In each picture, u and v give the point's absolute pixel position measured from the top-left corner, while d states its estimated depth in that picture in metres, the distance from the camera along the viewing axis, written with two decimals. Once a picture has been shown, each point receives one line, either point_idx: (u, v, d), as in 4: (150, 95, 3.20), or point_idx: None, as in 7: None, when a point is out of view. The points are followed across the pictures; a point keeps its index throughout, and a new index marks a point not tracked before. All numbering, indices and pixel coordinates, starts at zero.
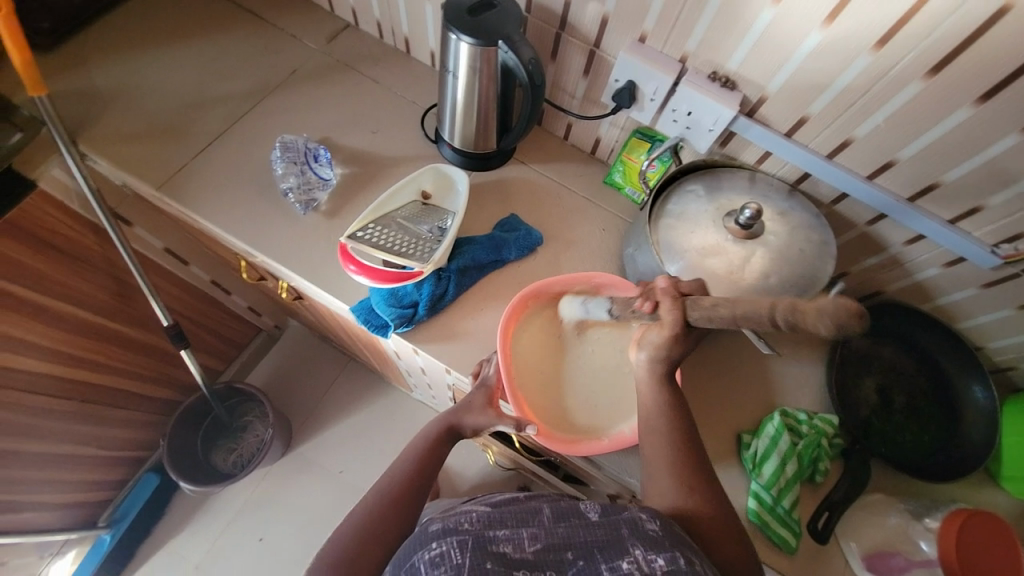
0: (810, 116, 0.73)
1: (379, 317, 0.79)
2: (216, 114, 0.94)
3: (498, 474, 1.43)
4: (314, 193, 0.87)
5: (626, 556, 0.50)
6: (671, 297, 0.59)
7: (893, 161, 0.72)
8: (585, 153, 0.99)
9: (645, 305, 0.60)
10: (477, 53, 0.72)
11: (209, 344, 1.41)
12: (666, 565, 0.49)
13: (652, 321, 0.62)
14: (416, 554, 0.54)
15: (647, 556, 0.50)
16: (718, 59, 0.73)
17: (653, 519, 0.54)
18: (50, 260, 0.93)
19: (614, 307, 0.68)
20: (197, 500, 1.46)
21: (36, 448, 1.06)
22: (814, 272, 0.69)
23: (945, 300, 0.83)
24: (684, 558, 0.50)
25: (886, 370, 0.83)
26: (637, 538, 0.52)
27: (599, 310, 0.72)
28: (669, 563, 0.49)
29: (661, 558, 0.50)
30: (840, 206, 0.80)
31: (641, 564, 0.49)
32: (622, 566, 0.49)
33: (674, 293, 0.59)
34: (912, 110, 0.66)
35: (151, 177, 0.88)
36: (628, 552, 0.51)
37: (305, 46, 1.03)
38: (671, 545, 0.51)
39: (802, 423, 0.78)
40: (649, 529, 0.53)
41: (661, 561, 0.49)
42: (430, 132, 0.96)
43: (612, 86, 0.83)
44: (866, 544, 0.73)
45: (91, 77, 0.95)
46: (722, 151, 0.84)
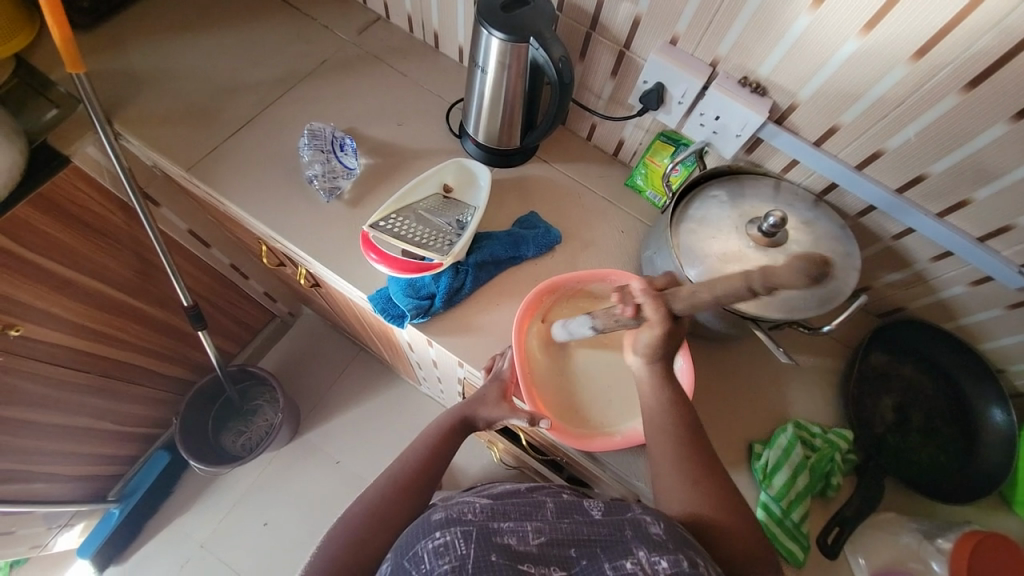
0: (840, 125, 0.72)
1: (395, 307, 0.80)
2: (247, 100, 0.96)
3: (501, 471, 1.43)
4: (337, 181, 0.88)
5: (630, 557, 0.50)
6: (651, 296, 0.57)
7: (924, 175, 0.70)
8: (607, 154, 0.98)
9: (626, 310, 0.58)
10: (508, 49, 0.72)
11: (224, 327, 1.43)
12: (669, 567, 0.48)
13: (637, 323, 0.60)
14: (419, 543, 0.54)
15: (650, 558, 0.49)
16: (749, 65, 0.73)
17: (657, 522, 0.53)
18: (77, 236, 0.95)
19: (595, 320, 0.66)
20: (205, 479, 1.48)
21: (53, 418, 1.08)
22: (837, 283, 0.68)
23: (969, 320, 0.81)
24: (687, 561, 0.49)
25: (905, 388, 0.81)
26: (640, 540, 0.51)
27: (583, 329, 0.69)
28: (672, 566, 0.48)
29: (665, 561, 0.49)
30: (866, 219, 0.79)
31: (645, 566, 0.49)
32: (625, 566, 0.49)
33: (653, 291, 0.57)
34: (946, 124, 0.65)
35: (181, 159, 0.90)
36: (631, 553, 0.50)
37: (336, 36, 1.04)
38: (675, 548, 0.50)
39: (816, 436, 0.77)
40: (653, 531, 0.52)
41: (664, 563, 0.49)
42: (454, 127, 0.97)
43: (640, 87, 0.82)
44: (876, 562, 0.71)
45: (128, 58, 0.97)
46: (748, 158, 0.83)
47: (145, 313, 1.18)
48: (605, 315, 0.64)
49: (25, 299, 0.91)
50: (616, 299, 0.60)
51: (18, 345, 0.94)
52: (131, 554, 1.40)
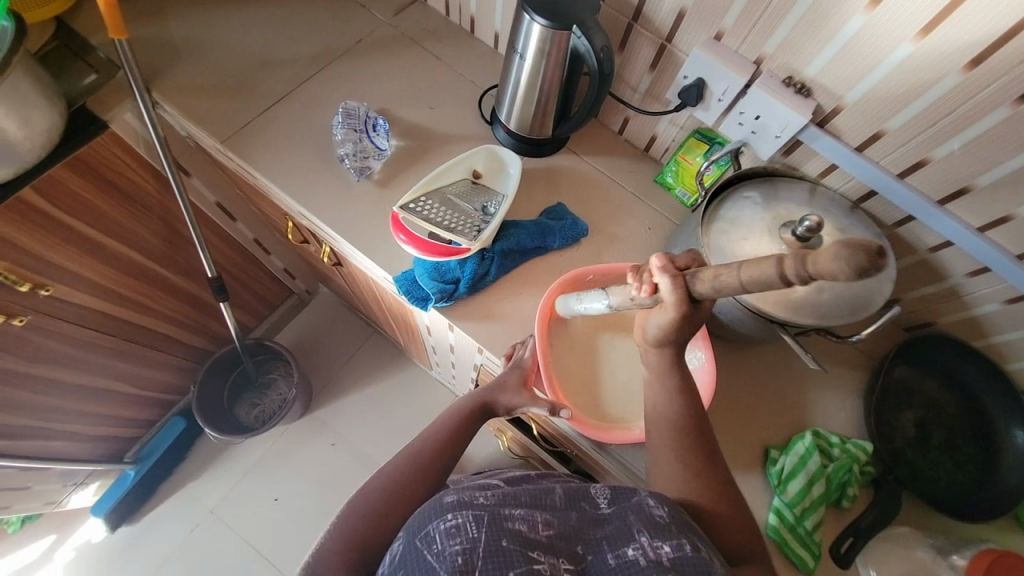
0: (886, 131, 0.70)
1: (420, 289, 0.80)
2: (282, 75, 0.96)
3: (507, 460, 1.45)
4: (368, 161, 0.88)
5: (632, 543, 0.50)
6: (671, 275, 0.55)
7: (968, 188, 0.69)
8: (638, 150, 0.97)
9: (643, 290, 0.59)
10: (549, 36, 0.71)
11: (245, 300, 1.46)
12: (672, 553, 0.49)
13: (653, 304, 0.60)
14: (431, 523, 0.52)
15: (653, 543, 0.50)
16: (796, 64, 0.72)
17: (661, 505, 0.53)
18: (111, 202, 0.98)
19: (612, 299, 0.66)
20: (218, 448, 1.52)
21: (75, 378, 1.11)
22: (870, 293, 0.67)
23: (1000, 339, 0.80)
24: (690, 546, 0.49)
25: (927, 404, 0.80)
26: (643, 524, 0.51)
27: (596, 305, 0.69)
28: (675, 550, 0.49)
29: (668, 546, 0.49)
30: (903, 229, 0.77)
31: (647, 551, 0.49)
32: (627, 553, 0.50)
33: (673, 270, 0.55)
34: (997, 136, 0.63)
35: (216, 131, 0.91)
36: (634, 539, 0.51)
37: (373, 16, 1.04)
38: (678, 531, 0.51)
39: (834, 446, 0.76)
40: (655, 513, 0.52)
41: (667, 548, 0.49)
42: (486, 113, 0.97)
43: (679, 82, 0.81)
44: (887, 574, 0.71)
45: (168, 28, 0.98)
46: (785, 160, 0.82)
47: (169, 281, 1.20)
48: (623, 293, 0.64)
49: (55, 259, 0.93)
50: (632, 279, 0.61)
51: (46, 304, 0.96)
52: (143, 516, 1.44)
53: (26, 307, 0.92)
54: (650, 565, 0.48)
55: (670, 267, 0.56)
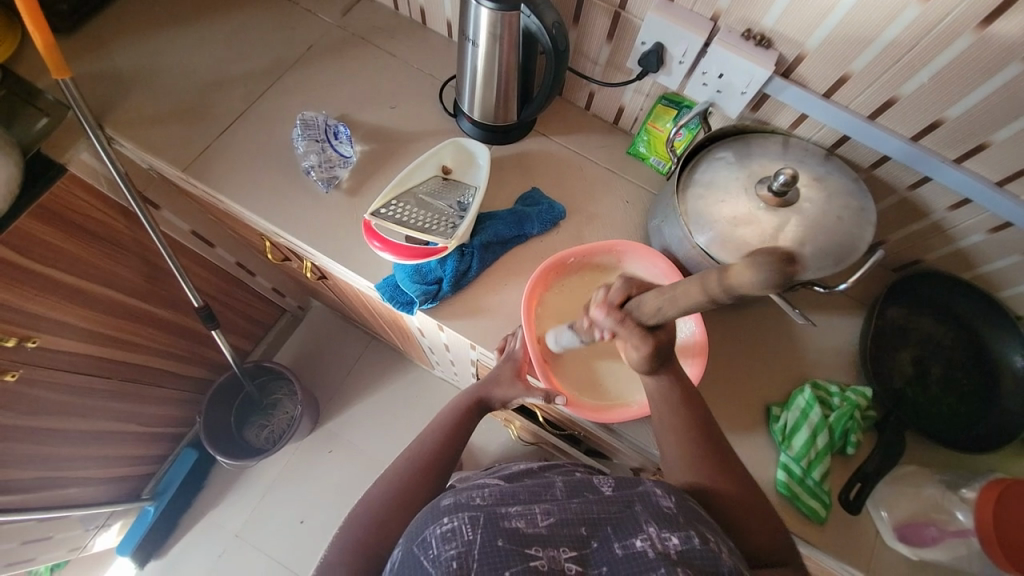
0: (852, 74, 0.68)
1: (404, 294, 0.80)
2: (235, 94, 0.94)
3: (520, 448, 1.46)
4: (334, 170, 0.86)
5: (640, 535, 0.50)
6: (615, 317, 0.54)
7: (940, 121, 0.67)
8: (607, 123, 0.96)
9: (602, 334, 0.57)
10: (498, 19, 0.69)
11: (237, 325, 1.45)
12: (680, 544, 0.48)
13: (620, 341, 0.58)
14: (427, 529, 0.53)
15: (661, 534, 0.49)
16: (752, 16, 0.70)
17: (667, 495, 0.53)
18: (84, 245, 0.96)
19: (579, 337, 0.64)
20: (233, 473, 1.52)
21: (78, 425, 1.10)
22: (852, 240, 0.67)
23: (989, 268, 0.79)
24: (698, 537, 0.49)
25: (923, 341, 0.80)
26: (650, 515, 0.51)
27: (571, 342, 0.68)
28: (683, 542, 0.48)
29: (675, 538, 0.49)
30: (880, 170, 0.77)
31: (655, 542, 0.49)
32: (635, 544, 0.49)
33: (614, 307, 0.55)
34: (963, 64, 0.61)
35: (177, 159, 0.89)
36: (641, 530, 0.50)
37: (320, 20, 1.01)
38: (686, 523, 0.50)
39: (834, 396, 0.77)
40: (663, 505, 0.52)
41: (675, 540, 0.49)
42: (449, 106, 0.95)
43: (637, 49, 0.79)
44: (899, 515, 0.72)
45: (112, 59, 0.95)
46: (754, 116, 0.80)
47: (156, 316, 1.19)
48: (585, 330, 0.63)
49: (36, 310, 0.91)
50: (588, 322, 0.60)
51: (37, 356, 0.95)
52: (169, 549, 1.45)
53: (16, 362, 0.92)
54: (659, 557, 0.47)
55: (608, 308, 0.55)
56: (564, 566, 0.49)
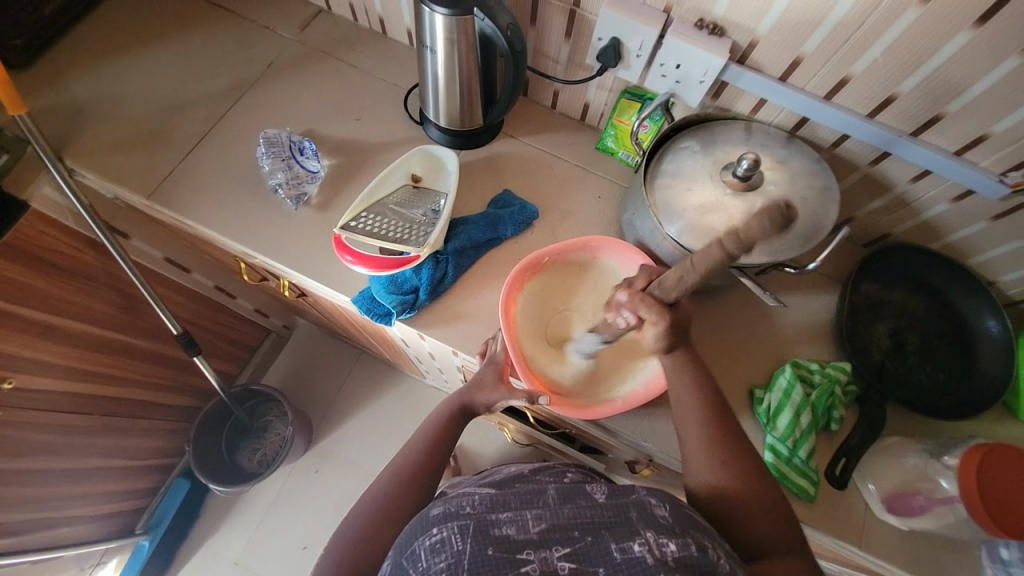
0: (805, 56, 0.69)
1: (381, 305, 0.79)
2: (198, 116, 0.93)
3: (517, 451, 1.45)
4: (303, 186, 0.86)
5: (637, 539, 0.49)
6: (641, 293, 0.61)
7: (894, 96, 0.69)
8: (574, 120, 0.96)
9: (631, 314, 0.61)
10: (453, 24, 0.69)
11: (221, 350, 1.43)
12: (677, 550, 0.48)
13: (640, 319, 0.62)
14: (417, 540, 0.53)
15: (658, 539, 0.49)
16: (703, 6, 0.70)
17: (662, 504, 0.53)
18: (55, 281, 0.94)
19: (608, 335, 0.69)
20: (228, 500, 1.50)
21: (64, 465, 1.07)
22: (818, 219, 0.68)
23: (955, 237, 0.81)
24: (695, 543, 0.49)
25: (898, 313, 0.81)
26: (646, 522, 0.51)
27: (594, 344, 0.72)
28: (680, 549, 0.48)
29: (672, 542, 0.49)
30: (840, 149, 0.78)
31: (653, 547, 0.48)
32: (632, 549, 0.48)
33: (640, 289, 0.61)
34: (910, 39, 0.63)
35: (141, 187, 0.88)
36: (637, 535, 0.50)
37: (279, 36, 1.00)
38: (682, 530, 0.50)
39: (814, 372, 0.77)
40: (659, 514, 0.52)
41: (672, 546, 0.48)
42: (414, 114, 0.94)
43: (595, 45, 0.80)
44: (886, 486, 0.73)
45: (69, 90, 0.94)
46: (716, 104, 0.81)
47: (135, 346, 1.17)
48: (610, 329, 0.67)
49: (10, 350, 0.89)
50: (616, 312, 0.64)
51: (16, 398, 0.93)
52: None
53: None
54: (657, 563, 0.46)
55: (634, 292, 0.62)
56: (557, 566, 0.48)
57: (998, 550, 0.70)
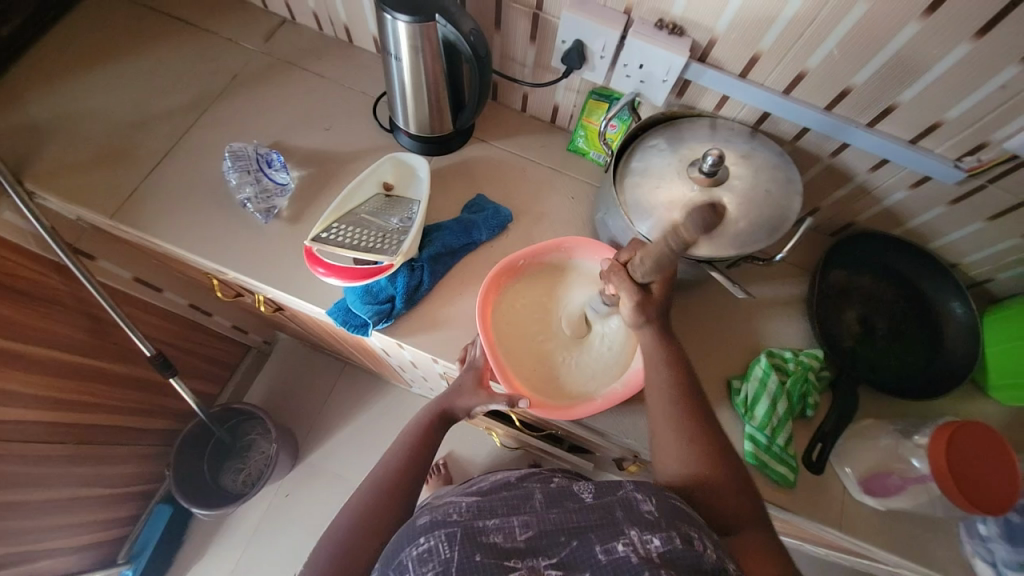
0: (762, 52, 0.71)
1: (357, 316, 0.78)
2: (162, 132, 0.91)
3: (507, 454, 1.45)
4: (272, 200, 0.85)
5: (621, 538, 0.49)
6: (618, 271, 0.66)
7: (849, 89, 0.71)
8: (545, 123, 0.97)
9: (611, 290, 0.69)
10: (417, 31, 0.69)
11: (198, 369, 1.39)
12: (661, 546, 0.48)
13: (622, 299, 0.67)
14: (404, 550, 0.52)
15: (643, 538, 0.49)
16: (663, 6, 0.71)
17: (648, 498, 0.53)
18: (20, 308, 0.91)
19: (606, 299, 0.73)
20: (214, 523, 1.46)
21: (39, 496, 1.03)
22: (784, 211, 0.70)
23: (917, 222, 0.83)
24: (680, 538, 0.49)
25: (867, 299, 0.84)
26: (632, 520, 0.51)
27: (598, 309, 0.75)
28: (665, 544, 0.48)
29: (657, 540, 0.49)
30: (802, 141, 0.80)
31: (638, 546, 0.48)
32: (617, 549, 0.48)
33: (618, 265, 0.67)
34: (861, 32, 0.64)
35: (104, 206, 0.85)
36: (623, 534, 0.50)
37: (243, 48, 0.99)
38: (667, 525, 0.50)
39: (788, 360, 0.79)
40: (644, 509, 0.52)
41: (656, 543, 0.48)
42: (384, 122, 0.94)
43: (560, 48, 0.80)
44: (862, 468, 0.74)
45: (25, 110, 0.91)
46: (680, 102, 0.83)
47: (106, 369, 1.13)
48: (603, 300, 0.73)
49: None
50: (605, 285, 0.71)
51: None
52: None
53: None
54: (642, 561, 0.46)
55: (614, 266, 0.67)
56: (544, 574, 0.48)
57: (976, 526, 0.73)
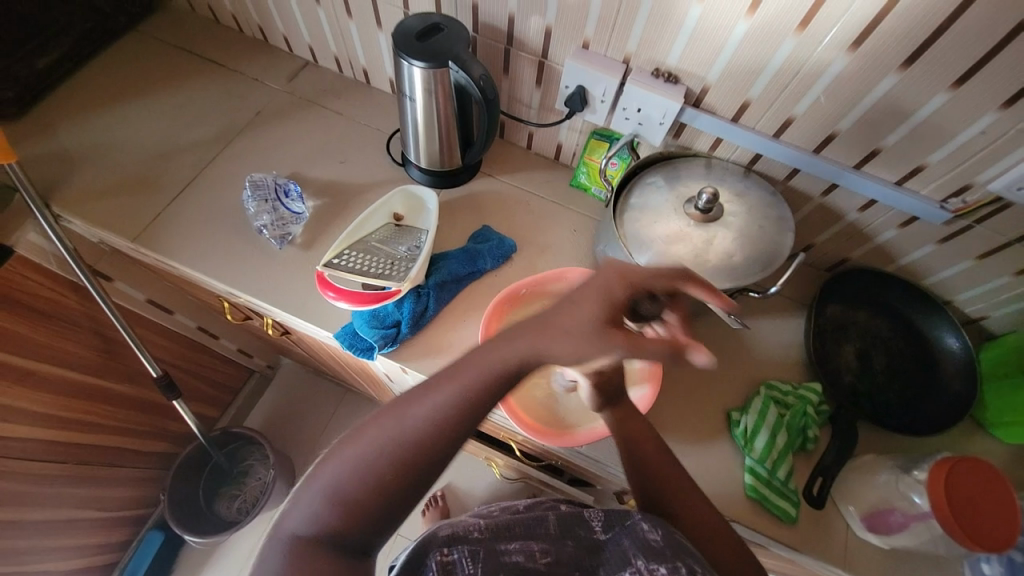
0: (752, 99, 0.76)
1: (363, 340, 0.80)
2: (187, 162, 0.96)
3: (507, 487, 1.43)
4: (287, 227, 0.88)
5: (630, 569, 0.51)
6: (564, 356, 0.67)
7: (835, 134, 0.75)
8: (549, 159, 1.02)
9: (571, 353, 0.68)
10: (430, 76, 0.74)
11: (200, 392, 1.40)
12: (668, 575, 0.48)
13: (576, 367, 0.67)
14: (426, 558, 0.50)
15: (650, 566, 0.50)
16: (659, 57, 0.77)
17: (655, 528, 0.53)
18: (35, 326, 0.94)
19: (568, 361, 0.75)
20: (205, 552, 1.43)
21: (36, 516, 1.02)
22: (776, 246, 0.73)
23: (907, 260, 0.86)
24: (686, 568, 0.49)
25: (863, 334, 0.85)
26: (639, 550, 0.52)
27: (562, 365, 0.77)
28: (671, 574, 0.48)
29: (663, 568, 0.49)
30: (793, 181, 0.84)
31: (644, 574, 0.49)
32: None
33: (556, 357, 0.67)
34: (844, 82, 0.69)
35: (126, 230, 0.89)
36: (630, 564, 0.51)
37: (268, 87, 1.06)
38: (672, 555, 0.50)
39: (787, 393, 0.80)
40: (651, 538, 0.53)
41: (663, 570, 0.49)
42: (396, 156, 0.99)
43: (563, 92, 0.86)
44: (864, 505, 0.74)
45: (60, 139, 0.97)
46: (677, 143, 0.88)
47: (111, 389, 1.14)
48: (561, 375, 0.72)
49: None
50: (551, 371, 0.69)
51: None
52: None
53: None
54: None
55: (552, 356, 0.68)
56: None
57: (979, 565, 0.71)
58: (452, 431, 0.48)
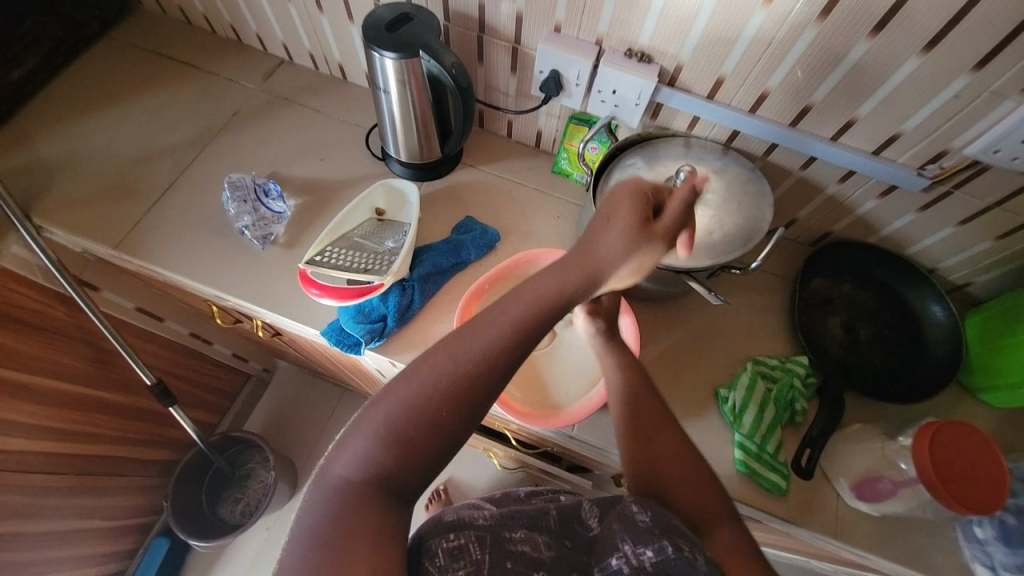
0: (726, 75, 0.76)
1: (350, 335, 0.80)
2: (165, 166, 0.96)
3: (508, 477, 1.44)
4: (269, 227, 0.88)
5: (616, 552, 0.51)
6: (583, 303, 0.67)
7: (810, 106, 0.75)
8: (530, 147, 1.02)
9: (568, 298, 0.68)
10: (402, 67, 0.74)
11: (196, 398, 1.40)
12: (654, 557, 0.49)
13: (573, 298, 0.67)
14: (433, 539, 0.52)
15: (635, 549, 0.50)
16: (630, 37, 0.77)
17: (644, 509, 0.54)
18: (23, 338, 0.93)
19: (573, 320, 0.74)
20: (212, 556, 1.44)
21: (38, 528, 1.03)
22: (756, 222, 0.73)
23: (889, 230, 0.86)
24: (672, 546, 0.49)
25: (849, 307, 0.86)
26: (626, 533, 0.52)
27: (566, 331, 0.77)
28: (658, 554, 0.49)
29: (649, 550, 0.49)
30: (772, 156, 0.84)
31: (630, 558, 0.49)
32: (611, 563, 0.51)
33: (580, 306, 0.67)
34: (816, 53, 0.69)
35: (108, 238, 0.89)
36: (617, 548, 0.51)
37: (244, 87, 1.05)
38: (660, 534, 0.51)
39: (774, 368, 0.81)
40: (638, 519, 0.53)
41: (649, 553, 0.49)
42: (377, 151, 0.99)
43: (538, 77, 0.85)
44: (853, 475, 0.75)
45: (37, 149, 0.96)
46: (655, 123, 0.87)
47: (106, 398, 1.14)
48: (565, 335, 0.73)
49: None
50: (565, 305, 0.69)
51: None
52: None
53: None
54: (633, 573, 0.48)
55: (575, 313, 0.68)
56: None
57: (972, 529, 0.73)
58: (434, 418, 0.48)
